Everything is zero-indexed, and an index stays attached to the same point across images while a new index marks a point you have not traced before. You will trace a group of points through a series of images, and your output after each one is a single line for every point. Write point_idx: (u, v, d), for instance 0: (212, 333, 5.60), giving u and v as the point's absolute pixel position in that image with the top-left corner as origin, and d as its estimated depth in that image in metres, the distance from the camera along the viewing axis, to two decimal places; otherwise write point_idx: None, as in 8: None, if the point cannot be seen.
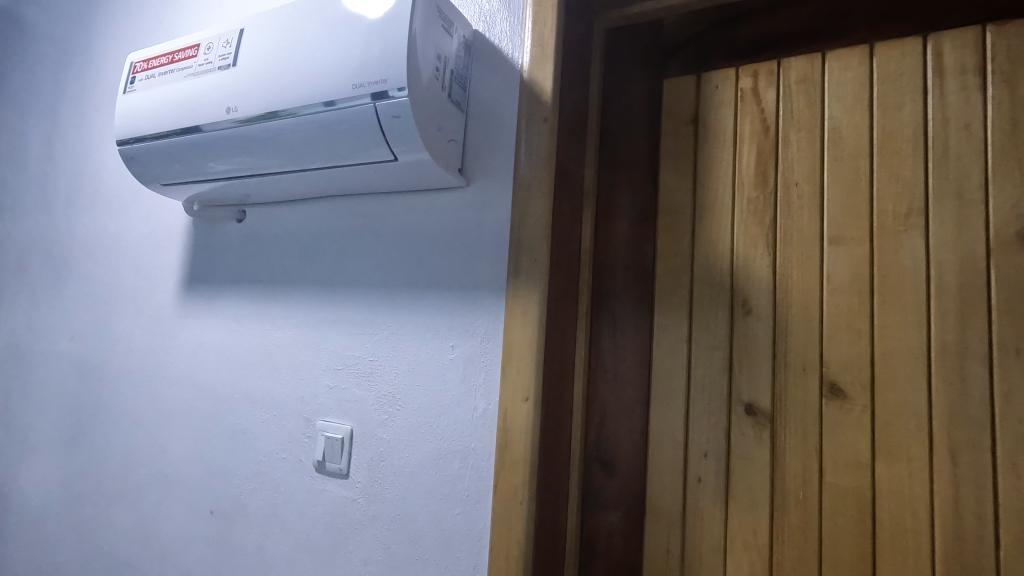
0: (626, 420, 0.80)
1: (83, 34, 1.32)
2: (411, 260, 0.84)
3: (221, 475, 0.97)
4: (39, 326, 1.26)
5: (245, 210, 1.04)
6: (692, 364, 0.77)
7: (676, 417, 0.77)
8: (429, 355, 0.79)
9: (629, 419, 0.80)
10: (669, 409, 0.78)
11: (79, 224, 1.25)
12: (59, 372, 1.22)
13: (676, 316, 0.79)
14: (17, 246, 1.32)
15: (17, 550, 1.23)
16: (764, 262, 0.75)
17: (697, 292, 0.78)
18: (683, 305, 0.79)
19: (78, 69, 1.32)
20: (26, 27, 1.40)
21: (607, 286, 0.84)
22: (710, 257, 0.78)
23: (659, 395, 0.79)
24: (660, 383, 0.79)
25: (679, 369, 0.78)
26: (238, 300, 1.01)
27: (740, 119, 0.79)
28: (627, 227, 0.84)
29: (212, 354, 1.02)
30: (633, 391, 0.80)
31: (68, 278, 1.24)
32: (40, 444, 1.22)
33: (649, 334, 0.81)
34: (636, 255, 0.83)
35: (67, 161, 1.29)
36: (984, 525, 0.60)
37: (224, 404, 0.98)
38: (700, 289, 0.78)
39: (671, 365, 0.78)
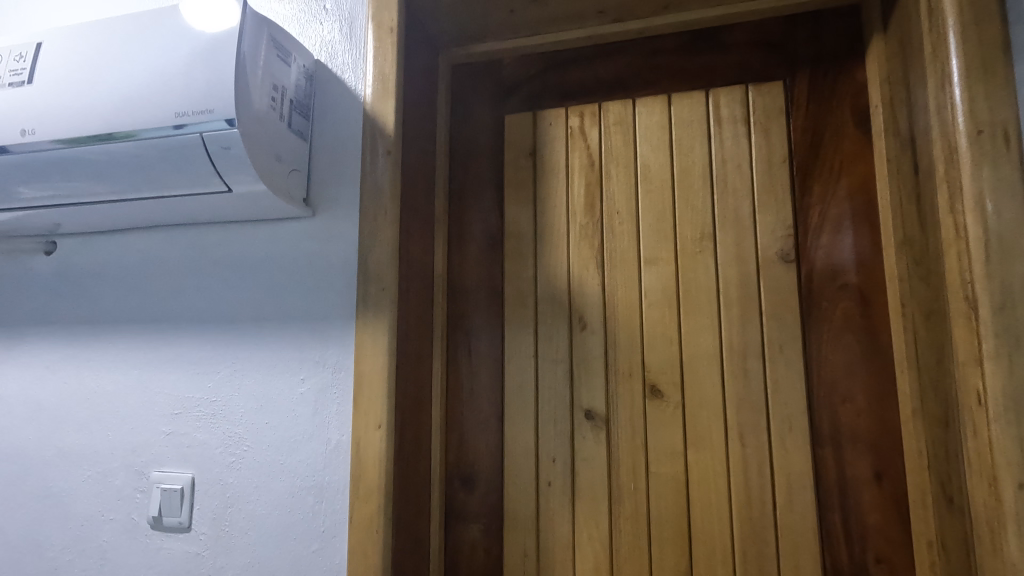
0: (482, 435, 0.85)
1: None
2: (256, 292, 0.80)
3: (30, 549, 0.83)
4: None
5: (56, 240, 0.91)
6: (539, 377, 0.84)
7: (528, 427, 0.83)
8: (278, 390, 0.77)
9: (486, 434, 0.85)
10: (520, 421, 0.83)
11: None
12: None
13: (523, 334, 0.85)
14: None
15: None
16: (595, 282, 0.84)
17: (540, 310, 0.86)
18: (529, 323, 0.86)
19: None
20: None
21: (461, 309, 0.88)
22: (550, 278, 0.86)
23: (512, 408, 0.84)
24: (513, 397, 0.84)
25: (528, 383, 0.84)
26: (49, 343, 0.89)
27: (571, 154, 0.88)
28: (476, 252, 0.90)
29: (15, 408, 0.88)
30: (488, 407, 0.85)
31: None
32: None
33: (501, 352, 0.86)
34: (486, 277, 0.89)
35: None
36: (766, 492, 0.73)
37: (31, 465, 0.85)
38: (543, 308, 0.85)
39: (521, 380, 0.84)
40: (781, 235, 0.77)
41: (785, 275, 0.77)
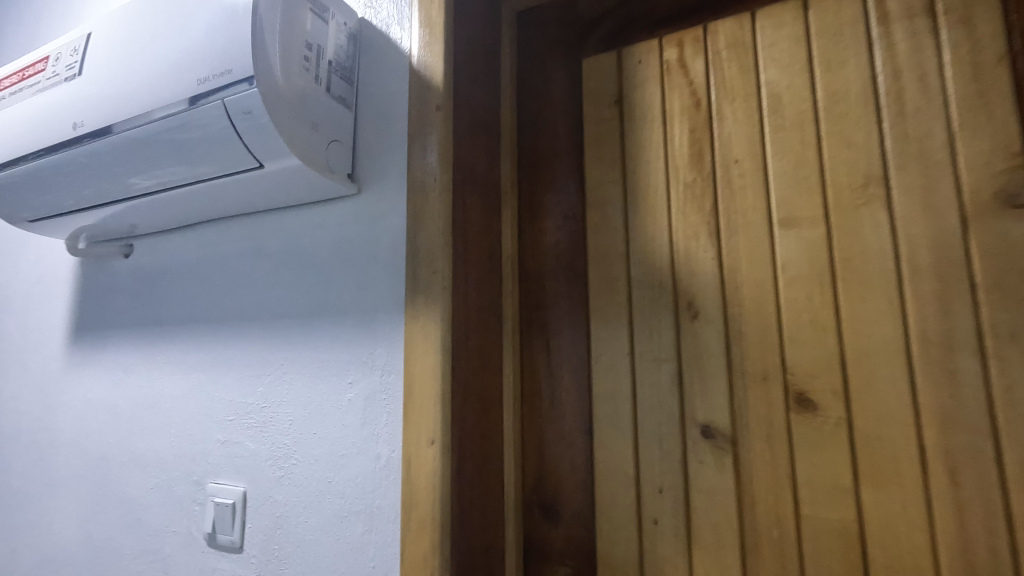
0: (565, 454, 0.68)
1: None
2: (304, 284, 0.72)
3: (107, 556, 0.82)
4: None
5: (133, 242, 0.92)
6: (636, 381, 0.65)
7: (625, 447, 0.64)
8: (325, 396, 0.66)
9: (571, 453, 0.68)
10: (614, 438, 0.65)
11: None
12: None
13: (614, 327, 0.67)
14: None
15: None
16: (709, 255, 0.63)
17: (635, 296, 0.67)
18: (622, 312, 0.67)
19: None
20: None
21: (535, 298, 0.73)
22: (646, 255, 0.67)
23: (602, 421, 0.66)
24: (603, 406, 0.66)
25: (623, 389, 0.65)
26: (126, 347, 0.88)
27: (669, 95, 0.69)
28: (553, 228, 0.74)
29: (99, 412, 0.88)
30: (573, 418, 0.68)
31: None
32: None
33: (587, 349, 0.69)
34: (566, 259, 0.72)
35: None
36: (1001, 560, 0.48)
37: (111, 469, 0.84)
38: (639, 292, 0.67)
39: (613, 385, 0.66)
40: (1003, 168, 0.51)
41: (1015, 227, 0.50)
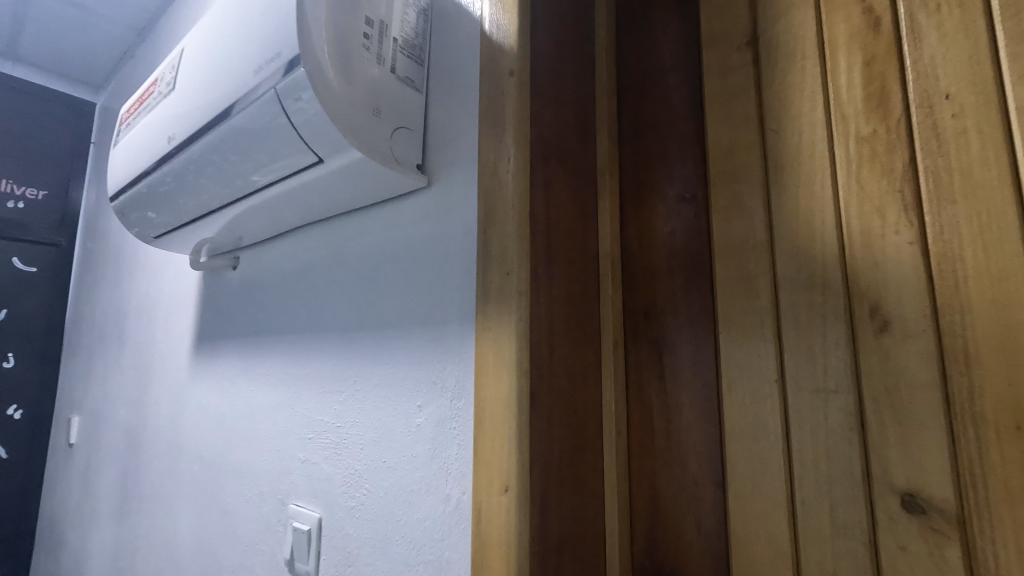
0: (688, 510, 0.51)
1: None
2: (379, 292, 0.65)
3: (214, 564, 0.83)
4: (113, 393, 1.32)
5: (239, 256, 0.95)
6: (790, 420, 0.46)
7: (776, 512, 0.46)
8: (396, 420, 0.58)
9: (696, 510, 0.51)
10: (758, 497, 0.47)
11: (140, 292, 1.29)
12: (120, 440, 1.23)
13: (754, 343, 0.49)
14: (111, 319, 1.43)
15: None
16: (903, 239, 0.43)
17: (785, 301, 0.48)
18: (765, 323, 0.49)
19: None
20: None
21: (644, 305, 0.57)
22: (801, 242, 0.48)
23: (738, 472, 0.49)
24: (739, 451, 0.49)
25: (771, 430, 0.47)
26: (233, 357, 0.90)
27: (828, 19, 0.49)
28: (665, 216, 0.58)
29: (212, 419, 0.91)
30: (697, 463, 0.52)
31: (128, 345, 1.29)
32: (105, 512, 1.23)
33: (716, 373, 0.52)
34: (684, 254, 0.56)
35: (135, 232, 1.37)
36: None
37: (218, 478, 0.86)
38: (790, 295, 0.48)
39: (754, 423, 0.48)
40: None
41: None
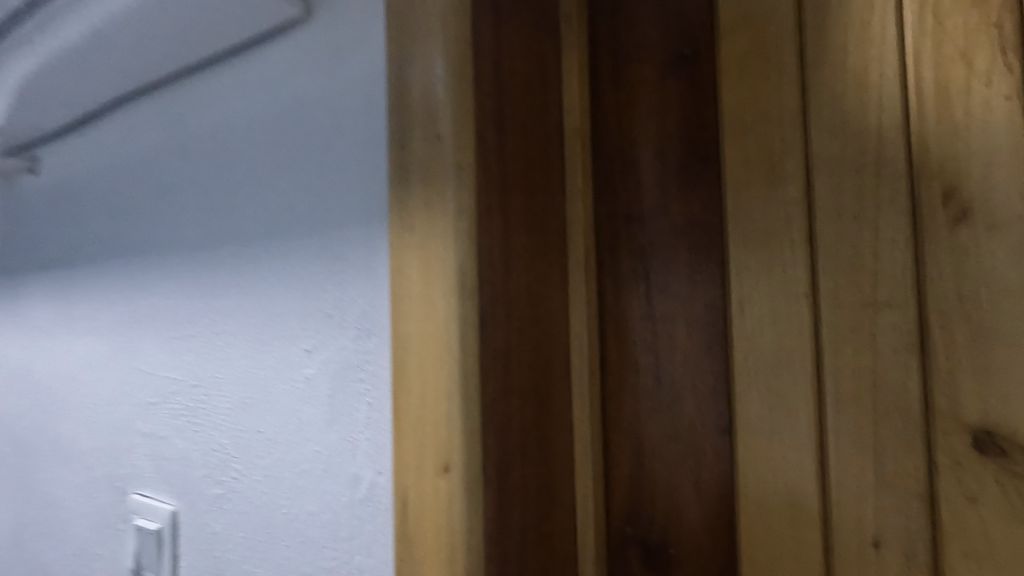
0: (682, 467, 0.40)
1: None
2: (240, 188, 0.44)
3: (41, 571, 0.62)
4: None
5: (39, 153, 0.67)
6: (823, 345, 0.35)
7: (801, 462, 0.36)
8: (274, 374, 0.40)
9: (693, 466, 0.40)
10: (778, 446, 0.36)
11: None
12: None
13: (777, 247, 0.37)
14: None
15: None
16: (997, 99, 0.32)
17: (820, 187, 0.36)
18: (794, 220, 0.37)
19: None
20: None
21: (626, 204, 0.42)
22: (849, 107, 0.35)
23: (751, 416, 0.37)
24: (754, 390, 0.37)
25: (800, 358, 0.36)
26: (43, 297, 0.64)
27: None
28: (652, 80, 0.42)
29: (18, 382, 0.66)
30: (694, 406, 0.40)
31: None
32: None
33: (723, 289, 0.39)
34: (680, 132, 0.41)
35: None
36: None
37: (34, 460, 0.63)
38: (831, 179, 0.36)
39: (775, 352, 0.37)
40: None
41: None
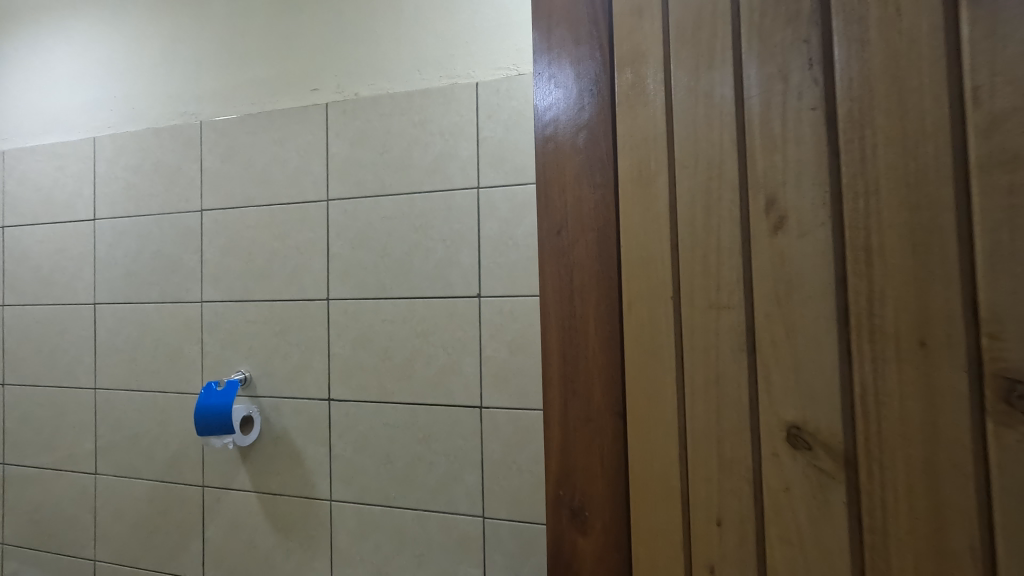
0: (594, 440, 0.61)
1: (25, 32, 1.54)
2: None
3: (175, 393, 1.36)
4: (13, 289, 1.51)
5: (186, 196, 1.36)
6: (683, 335, 0.58)
7: (671, 411, 0.58)
8: None
9: (599, 437, 0.61)
10: (660, 407, 0.58)
11: (27, 198, 1.50)
12: (26, 324, 1.50)
13: (656, 259, 0.59)
14: None
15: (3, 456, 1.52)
16: (801, 158, 0.53)
17: (681, 234, 0.58)
18: (664, 260, 0.58)
19: (26, 62, 1.53)
20: None
21: (559, 205, 0.62)
22: (703, 142, 0.57)
23: (639, 398, 0.59)
24: (640, 383, 0.59)
25: (666, 352, 0.58)
26: (177, 254, 1.36)
27: None
28: (576, 120, 0.62)
29: (153, 295, 1.38)
30: (603, 396, 0.61)
31: (25, 250, 1.50)
32: (15, 368, 1.50)
33: (619, 299, 0.60)
34: (591, 155, 0.61)
35: (18, 134, 1.54)
36: None
37: (178, 343, 1.36)
38: (685, 230, 0.57)
39: (652, 348, 0.59)
40: None
41: None
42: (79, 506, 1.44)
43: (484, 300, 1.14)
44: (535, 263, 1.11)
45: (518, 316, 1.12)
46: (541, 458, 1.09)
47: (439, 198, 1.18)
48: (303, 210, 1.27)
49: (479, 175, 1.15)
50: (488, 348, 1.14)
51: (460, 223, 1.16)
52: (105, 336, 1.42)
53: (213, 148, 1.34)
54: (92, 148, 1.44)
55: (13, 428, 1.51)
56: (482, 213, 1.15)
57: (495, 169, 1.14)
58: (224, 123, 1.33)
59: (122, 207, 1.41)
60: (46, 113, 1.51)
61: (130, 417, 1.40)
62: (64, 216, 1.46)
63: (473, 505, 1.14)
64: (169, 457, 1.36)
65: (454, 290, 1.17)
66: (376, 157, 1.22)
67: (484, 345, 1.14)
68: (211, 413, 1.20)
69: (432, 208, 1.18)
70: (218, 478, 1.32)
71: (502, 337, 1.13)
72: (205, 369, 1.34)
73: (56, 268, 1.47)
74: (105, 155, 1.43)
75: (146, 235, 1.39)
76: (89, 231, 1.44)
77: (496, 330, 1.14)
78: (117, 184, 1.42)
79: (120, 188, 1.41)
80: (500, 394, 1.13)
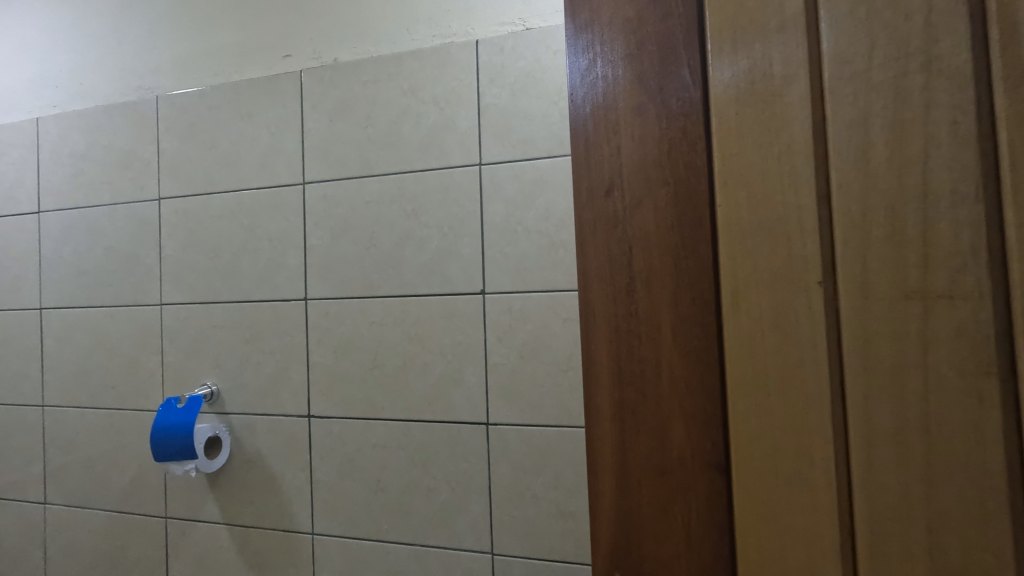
0: (671, 512, 0.38)
1: None
2: None
3: (131, 411, 1.18)
4: None
5: (141, 183, 1.18)
6: (845, 346, 0.34)
7: (820, 477, 0.34)
8: None
9: (680, 511, 0.38)
10: (800, 472, 0.35)
11: None
12: None
13: (790, 219, 0.35)
14: None
15: None
16: None
17: (838, 177, 0.34)
18: (807, 223, 0.34)
19: None
20: None
21: (604, 148, 0.40)
22: (895, 11, 0.32)
23: (761, 455, 0.36)
24: (762, 429, 0.36)
25: (814, 379, 0.34)
26: (132, 250, 1.18)
27: None
28: (630, 13, 0.40)
29: (105, 298, 1.20)
30: (687, 446, 0.38)
31: None
32: None
33: (716, 289, 0.37)
34: (656, 67, 0.39)
35: None
36: None
37: (135, 353, 1.18)
38: (845, 171, 0.34)
39: (783, 371, 0.35)
40: None
41: None
42: (25, 541, 1.26)
43: (489, 297, 0.97)
44: (550, 252, 0.94)
45: (530, 315, 0.95)
46: (560, 483, 0.92)
47: (434, 177, 1.00)
48: (276, 196, 1.09)
49: (481, 150, 0.97)
50: (494, 354, 0.97)
51: (459, 208, 0.99)
52: (51, 346, 1.24)
53: (172, 128, 1.16)
54: (35, 130, 1.25)
55: None
56: (485, 195, 0.97)
57: (500, 142, 0.96)
58: (182, 97, 1.15)
59: (68, 198, 1.23)
60: None
61: (81, 439, 1.21)
62: (4, 209, 1.28)
63: (480, 540, 0.96)
64: (127, 485, 1.18)
65: (454, 286, 0.99)
66: (360, 132, 1.04)
67: (490, 350, 0.97)
68: (168, 432, 1.02)
69: (426, 190, 1.00)
70: (182, 509, 1.14)
71: (511, 341, 0.96)
72: (165, 383, 1.16)
73: None
74: (50, 138, 1.24)
75: (96, 229, 1.21)
76: (33, 225, 1.26)
77: (504, 333, 0.96)
78: (63, 171, 1.23)
79: (66, 175, 1.23)
80: (510, 407, 0.95)
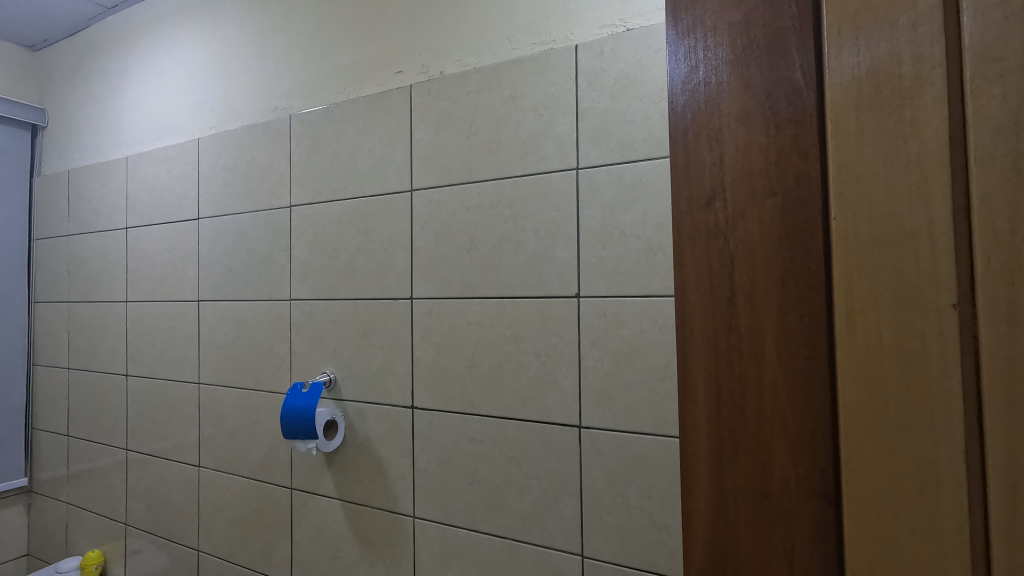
0: (771, 535, 0.37)
1: (146, 42, 1.63)
2: None
3: (265, 392, 1.35)
4: (134, 286, 1.61)
5: (276, 193, 1.34)
6: (983, 382, 0.29)
7: (945, 526, 0.30)
8: None
9: (779, 537, 0.36)
10: (923, 518, 0.31)
11: (145, 199, 1.59)
12: (144, 318, 1.58)
13: (918, 233, 0.31)
14: (108, 208, 1.68)
15: (124, 442, 1.63)
16: None
17: (980, 189, 0.29)
18: (939, 240, 0.30)
19: (146, 70, 1.63)
20: (107, 30, 1.74)
21: (707, 158, 0.40)
22: None
23: (875, 491, 0.32)
24: (878, 463, 0.32)
25: (944, 415, 0.30)
26: (268, 251, 1.35)
27: None
28: (738, 15, 0.39)
29: (247, 293, 1.38)
30: (790, 468, 0.36)
31: (142, 250, 1.59)
32: (136, 359, 1.60)
33: (828, 304, 0.35)
34: (766, 72, 0.37)
35: (140, 140, 1.64)
36: None
37: (269, 341, 1.34)
38: (988, 182, 0.29)
39: (904, 402, 0.31)
40: None
41: None
42: (183, 496, 1.49)
43: (584, 301, 0.97)
44: (647, 256, 0.92)
45: (625, 319, 0.93)
46: (653, 493, 0.90)
47: (532, 182, 1.02)
48: (387, 203, 1.18)
49: (578, 154, 0.98)
50: (588, 358, 0.97)
51: (556, 212, 1.00)
52: (206, 333, 1.45)
53: (302, 142, 1.30)
54: (196, 149, 1.47)
55: (133, 417, 1.60)
56: (582, 198, 0.97)
57: (598, 146, 0.96)
58: (310, 115, 1.29)
59: (220, 207, 1.43)
60: (162, 118, 1.59)
61: (227, 414, 1.41)
62: (173, 217, 1.52)
63: (570, 541, 0.97)
64: (261, 457, 1.35)
65: (550, 289, 1.00)
66: (463, 141, 1.10)
67: (584, 353, 0.97)
68: (295, 414, 1.14)
69: (524, 195, 1.03)
70: (304, 482, 1.28)
71: (605, 346, 0.95)
72: (293, 369, 1.30)
73: (167, 267, 1.54)
74: (207, 156, 1.46)
75: (242, 233, 1.39)
76: (194, 230, 1.48)
77: (599, 337, 0.96)
78: (216, 183, 1.44)
79: (219, 187, 1.43)
80: (603, 412, 0.95)
